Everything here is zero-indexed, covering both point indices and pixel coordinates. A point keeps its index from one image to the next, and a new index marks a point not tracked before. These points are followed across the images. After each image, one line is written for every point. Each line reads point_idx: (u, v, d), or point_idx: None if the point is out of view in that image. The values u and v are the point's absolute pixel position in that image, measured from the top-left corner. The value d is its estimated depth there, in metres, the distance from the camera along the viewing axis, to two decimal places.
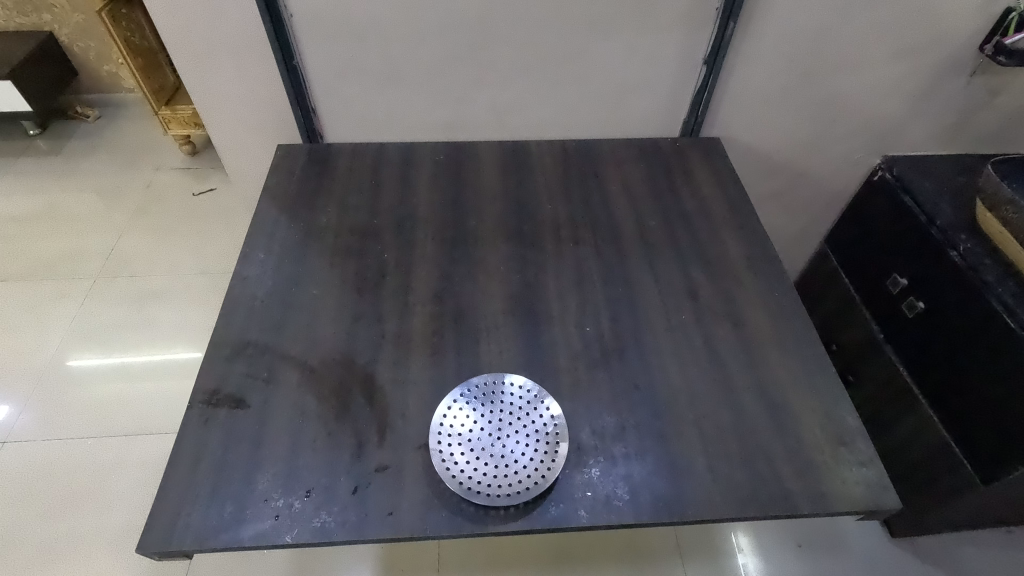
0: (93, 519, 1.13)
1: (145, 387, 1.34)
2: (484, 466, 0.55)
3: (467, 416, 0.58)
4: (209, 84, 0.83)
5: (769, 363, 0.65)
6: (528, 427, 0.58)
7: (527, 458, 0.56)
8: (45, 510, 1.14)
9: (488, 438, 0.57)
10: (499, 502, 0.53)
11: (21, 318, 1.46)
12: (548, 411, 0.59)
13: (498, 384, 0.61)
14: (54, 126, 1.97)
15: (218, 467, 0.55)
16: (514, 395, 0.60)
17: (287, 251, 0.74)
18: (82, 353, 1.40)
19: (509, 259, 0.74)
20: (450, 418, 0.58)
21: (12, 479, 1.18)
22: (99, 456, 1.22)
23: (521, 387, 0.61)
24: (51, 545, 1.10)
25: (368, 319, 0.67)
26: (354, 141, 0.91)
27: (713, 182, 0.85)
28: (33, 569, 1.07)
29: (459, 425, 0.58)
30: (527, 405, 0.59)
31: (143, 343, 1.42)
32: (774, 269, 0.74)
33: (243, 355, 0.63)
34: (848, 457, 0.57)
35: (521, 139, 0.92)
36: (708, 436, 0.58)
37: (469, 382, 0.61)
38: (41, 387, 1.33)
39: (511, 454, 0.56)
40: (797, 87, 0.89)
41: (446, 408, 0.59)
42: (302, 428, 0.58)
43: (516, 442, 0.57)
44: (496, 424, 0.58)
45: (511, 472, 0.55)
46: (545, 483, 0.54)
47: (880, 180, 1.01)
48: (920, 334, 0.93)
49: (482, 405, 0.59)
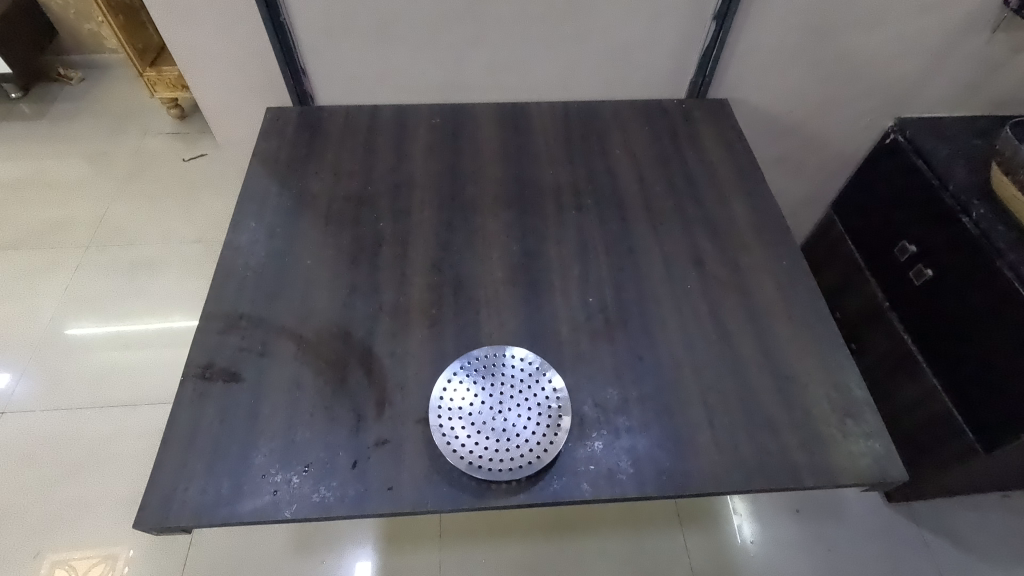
0: (100, 486, 1.14)
1: (146, 356, 1.33)
2: (485, 440, 0.54)
3: (467, 390, 0.57)
4: (192, 43, 0.79)
5: (777, 334, 0.63)
6: (529, 400, 0.57)
7: (529, 431, 0.54)
8: (48, 478, 1.15)
9: (489, 412, 0.56)
10: (501, 476, 0.52)
11: (13, 286, 1.44)
12: (550, 383, 0.57)
13: (499, 357, 0.59)
14: (37, 89, 1.90)
15: (213, 443, 0.54)
16: (515, 367, 0.59)
17: (279, 220, 0.71)
18: (79, 322, 1.39)
19: (509, 227, 0.72)
20: (450, 391, 0.57)
21: (17, 447, 1.19)
22: (98, 426, 1.22)
23: (523, 359, 0.59)
24: (55, 514, 1.11)
25: (364, 290, 0.65)
26: (347, 103, 0.87)
27: (720, 146, 0.82)
28: (38, 537, 1.08)
29: (459, 399, 0.56)
30: (529, 377, 0.58)
31: (138, 311, 1.41)
32: (782, 237, 0.71)
33: (236, 328, 0.61)
34: (855, 429, 0.57)
35: (520, 101, 0.89)
36: (713, 408, 0.57)
37: (469, 355, 0.59)
38: (38, 356, 1.33)
39: (513, 427, 0.55)
40: (811, 44, 0.85)
41: (446, 381, 0.57)
42: (299, 402, 0.57)
43: (518, 415, 0.56)
44: (497, 397, 0.57)
45: (513, 446, 0.54)
46: (547, 457, 0.53)
47: (892, 143, 0.97)
48: (927, 302, 0.92)
49: (483, 377, 0.58)
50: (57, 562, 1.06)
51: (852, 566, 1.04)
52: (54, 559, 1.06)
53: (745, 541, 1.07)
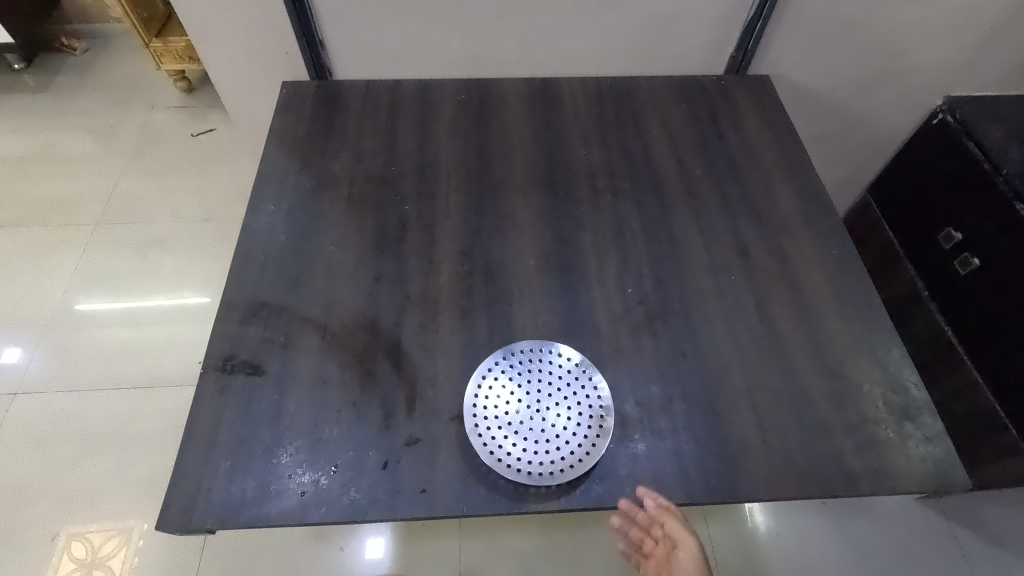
0: (115, 466, 1.13)
1: (159, 333, 1.31)
2: (525, 442, 0.51)
3: (504, 386, 0.54)
4: (204, 13, 0.74)
5: (828, 329, 0.59)
6: (570, 399, 0.53)
7: (571, 433, 0.52)
8: (63, 460, 1.14)
9: (527, 411, 0.53)
10: (541, 481, 0.49)
11: (24, 262, 1.42)
12: (592, 381, 0.54)
13: (537, 352, 0.56)
14: (41, 60, 1.85)
15: (236, 440, 0.51)
16: (554, 363, 0.55)
17: (299, 202, 0.68)
18: (90, 298, 1.36)
19: (541, 211, 0.68)
20: (486, 388, 0.54)
21: (32, 424, 1.18)
22: (114, 409, 1.20)
23: (562, 354, 0.56)
24: (70, 495, 1.10)
25: (390, 278, 0.62)
26: (367, 78, 0.82)
27: (763, 126, 0.77)
28: (54, 517, 1.08)
29: (496, 397, 0.53)
30: (568, 374, 0.55)
31: (151, 289, 1.38)
32: (831, 224, 0.67)
33: (257, 317, 0.58)
34: (914, 432, 0.53)
35: (549, 75, 0.84)
36: (762, 408, 0.54)
37: (504, 349, 0.56)
38: (52, 332, 1.31)
39: (553, 429, 0.52)
40: (861, 17, 0.80)
41: (482, 378, 0.54)
42: (325, 397, 0.54)
43: (558, 415, 0.53)
44: (536, 395, 0.54)
45: (554, 448, 0.51)
46: (590, 460, 0.50)
47: (940, 123, 0.92)
48: (972, 293, 0.87)
49: (521, 373, 0.55)
50: (74, 535, 1.06)
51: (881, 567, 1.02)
52: (70, 531, 1.07)
53: (767, 533, 1.05)
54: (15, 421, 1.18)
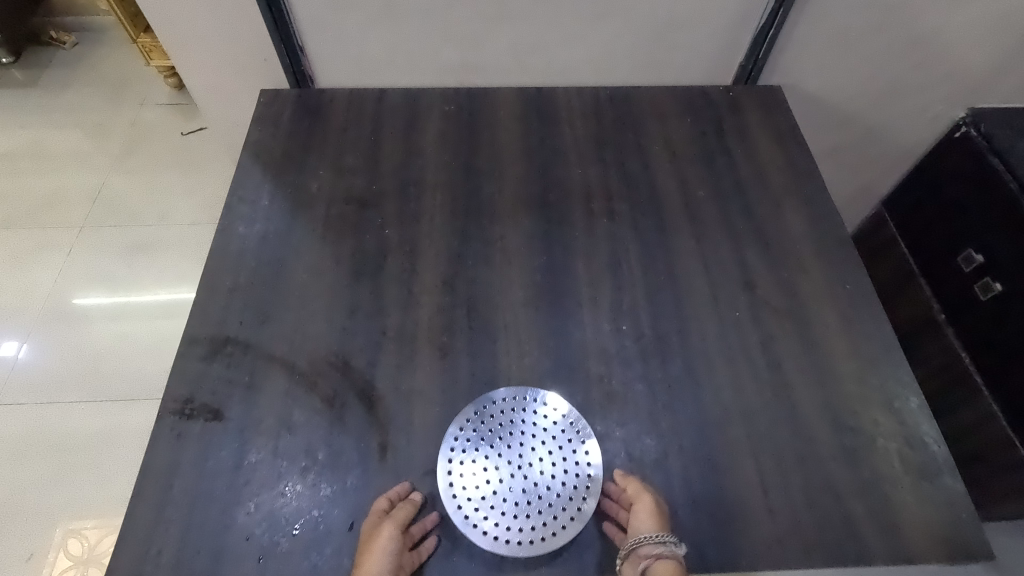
0: (94, 483, 1.11)
1: (155, 329, 1.29)
2: (504, 505, 0.48)
3: (484, 440, 0.50)
4: (175, 17, 0.69)
5: (839, 374, 0.55)
6: (555, 456, 0.50)
7: (554, 496, 0.48)
8: (41, 476, 1.11)
9: (507, 468, 0.49)
10: (520, 551, 0.46)
11: (15, 260, 1.39)
12: (579, 436, 0.51)
13: (521, 402, 0.52)
14: (29, 54, 1.80)
15: (193, 494, 0.48)
16: (539, 415, 0.52)
17: (272, 224, 0.63)
18: (87, 292, 1.34)
19: (531, 237, 0.63)
20: (465, 442, 0.50)
21: (27, 422, 1.16)
22: (93, 423, 1.17)
23: (548, 405, 0.52)
24: (48, 512, 1.07)
25: (366, 311, 0.57)
26: (350, 85, 0.77)
27: (773, 143, 0.71)
28: (32, 533, 1.05)
29: (475, 452, 0.50)
30: (554, 427, 0.51)
31: (141, 291, 1.34)
32: (845, 253, 0.62)
33: (221, 354, 0.54)
34: (933, 495, 0.49)
35: (545, 84, 0.78)
36: (765, 464, 0.50)
37: (485, 396, 0.52)
38: (49, 325, 1.29)
39: (535, 491, 0.48)
40: (881, 25, 0.74)
41: (460, 430, 0.51)
42: (290, 446, 0.50)
43: (541, 474, 0.49)
44: (518, 451, 0.50)
45: (535, 513, 0.47)
46: (574, 528, 0.47)
47: (962, 137, 0.86)
48: (993, 320, 0.82)
49: (502, 426, 0.51)
50: (71, 531, 1.06)
51: None
52: (67, 528, 1.06)
53: None
54: (9, 419, 1.17)
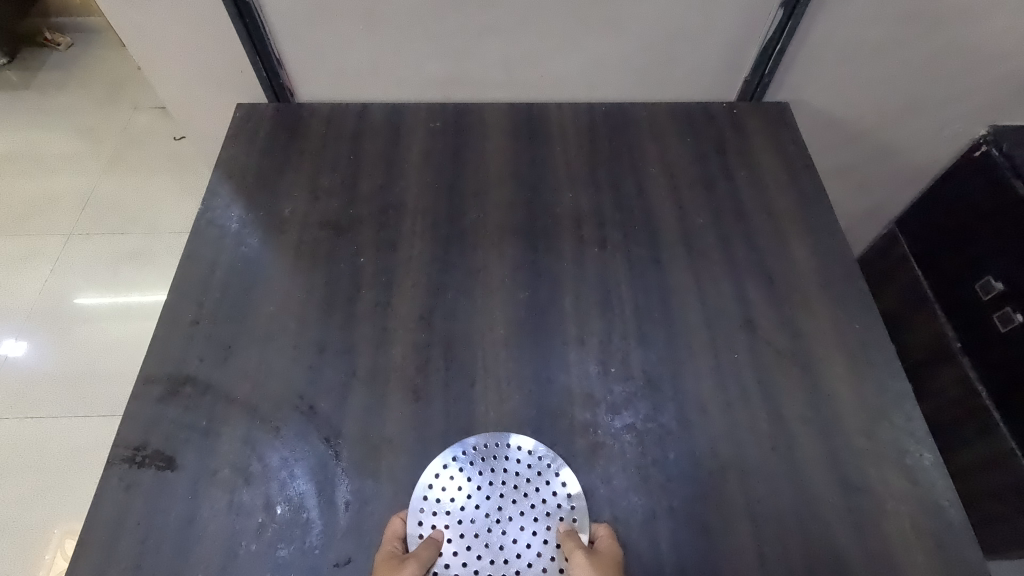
0: (74, 499, 1.07)
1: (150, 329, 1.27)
2: (477, 562, 0.45)
3: (460, 489, 0.48)
4: (146, 28, 0.66)
5: (845, 424, 0.50)
6: (535, 509, 0.47)
7: (532, 554, 0.46)
8: (20, 491, 1.07)
9: (484, 519, 0.47)
10: None
11: (10, 259, 1.37)
12: (563, 487, 0.48)
13: (502, 446, 0.49)
14: (24, 55, 1.78)
15: (139, 553, 0.44)
16: (521, 460, 0.49)
17: (241, 251, 0.59)
18: (87, 292, 1.32)
19: (516, 267, 0.59)
20: (439, 490, 0.47)
21: (19, 428, 1.14)
22: (76, 436, 1.13)
23: (531, 451, 0.49)
24: (26, 528, 1.04)
25: (335, 348, 0.53)
26: (332, 100, 0.74)
27: (778, 166, 0.67)
28: (9, 550, 1.02)
29: (449, 502, 0.47)
30: (536, 476, 0.48)
31: (138, 295, 1.31)
32: (853, 289, 0.57)
33: (178, 395, 0.51)
34: (947, 565, 0.44)
35: (537, 100, 0.74)
36: (762, 527, 0.46)
37: (462, 438, 0.49)
38: (51, 323, 1.27)
39: (513, 547, 0.46)
40: (896, 40, 0.69)
41: (435, 476, 0.48)
42: (247, 499, 0.46)
43: (519, 528, 0.47)
44: (496, 501, 0.48)
45: (511, 573, 0.45)
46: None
47: (982, 156, 0.81)
48: (1014, 353, 0.76)
49: (480, 472, 0.48)
50: (70, 531, 1.04)
51: None
52: (65, 528, 1.04)
53: None
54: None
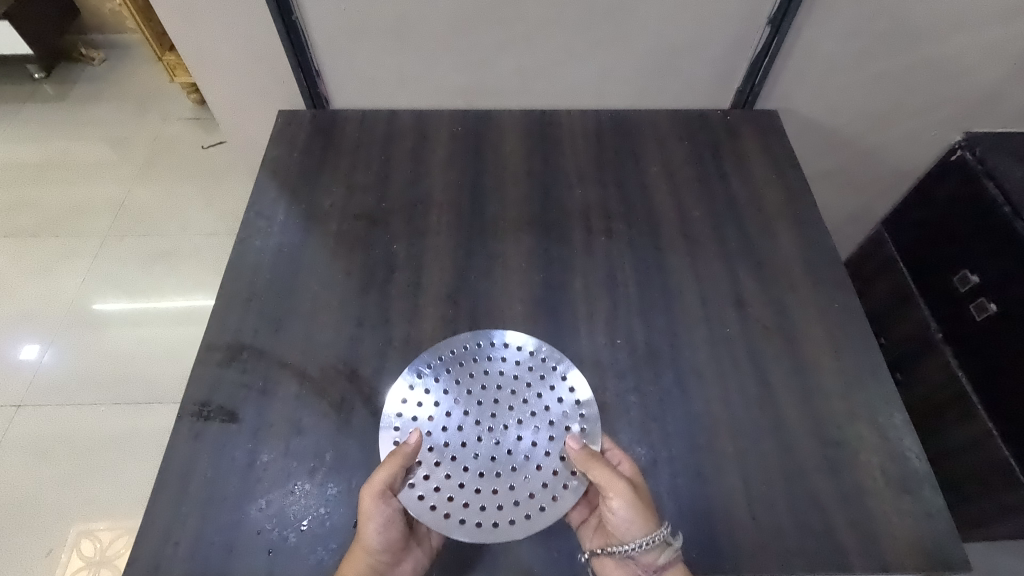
0: (109, 483, 1.14)
1: (174, 335, 1.34)
2: (471, 470, 0.51)
3: (455, 401, 0.54)
4: (201, 43, 0.74)
5: (824, 388, 0.57)
6: (528, 423, 0.53)
7: (525, 465, 0.51)
8: (58, 477, 1.15)
9: (479, 433, 0.53)
10: (484, 520, 0.49)
11: (38, 267, 1.44)
12: (553, 402, 0.54)
13: (495, 363, 0.56)
14: (61, 70, 1.88)
15: (207, 491, 0.51)
16: (514, 377, 0.55)
17: (288, 238, 0.67)
18: (106, 299, 1.39)
19: (532, 253, 0.66)
20: (436, 401, 0.54)
21: (49, 424, 1.21)
22: (110, 425, 1.21)
23: (523, 369, 0.56)
24: (66, 511, 1.11)
25: (373, 322, 0.60)
26: (364, 107, 0.82)
27: (767, 165, 0.74)
28: (53, 529, 1.09)
29: (446, 412, 0.54)
30: (528, 391, 0.55)
31: (165, 292, 1.40)
32: (834, 273, 0.64)
33: (237, 360, 0.58)
34: (912, 507, 0.51)
35: (548, 107, 0.82)
36: (751, 475, 0.52)
37: (462, 360, 0.56)
38: (69, 330, 1.34)
39: (508, 457, 0.52)
40: (873, 54, 0.77)
41: (433, 388, 0.55)
42: (299, 447, 0.53)
43: (512, 441, 0.52)
44: (490, 416, 0.54)
45: (503, 482, 0.51)
46: (553, 511, 0.49)
47: (958, 160, 0.88)
48: (989, 339, 0.83)
49: (475, 387, 0.55)
50: (85, 532, 1.09)
51: None
52: (80, 528, 1.09)
53: None
54: (33, 418, 1.21)
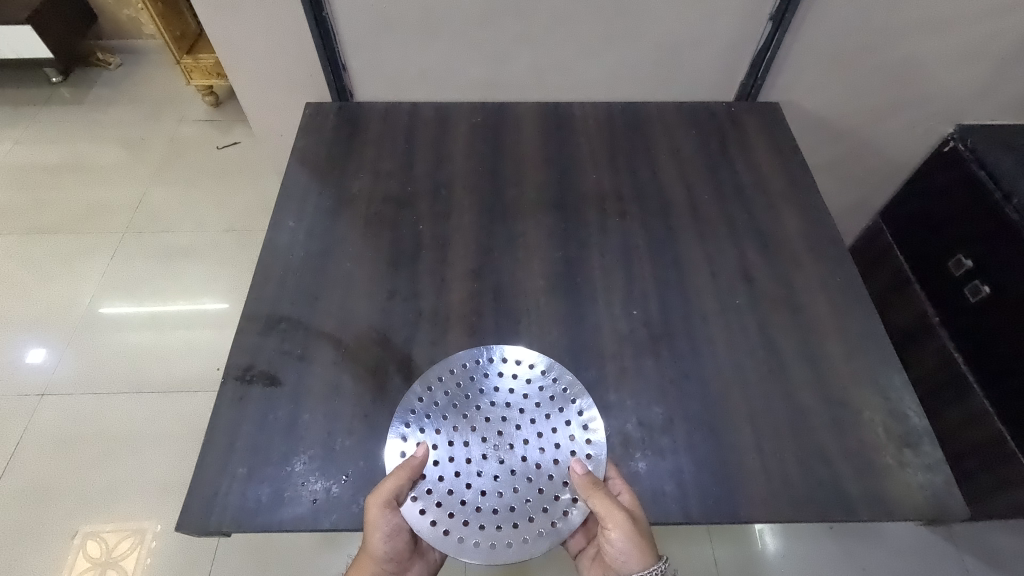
0: (127, 472, 1.18)
1: (187, 334, 1.37)
2: (473, 488, 0.53)
3: (463, 417, 0.55)
4: (235, 38, 0.78)
5: (829, 353, 0.61)
6: (534, 445, 0.55)
7: (527, 488, 0.53)
8: (79, 466, 1.18)
9: (484, 451, 0.54)
10: (482, 539, 0.51)
11: (53, 267, 1.48)
12: (561, 426, 0.55)
13: (506, 380, 0.57)
14: (78, 74, 1.93)
15: (252, 448, 0.54)
16: (524, 397, 0.56)
17: (319, 219, 0.71)
18: (113, 303, 1.42)
19: (551, 232, 0.70)
20: (444, 415, 0.55)
21: (71, 415, 1.24)
22: (130, 415, 1.25)
23: (534, 388, 0.57)
24: (88, 498, 1.15)
25: (403, 295, 0.64)
26: (387, 99, 0.86)
27: (770, 152, 0.78)
28: (75, 516, 1.13)
29: (453, 428, 0.55)
30: (536, 412, 0.56)
31: (178, 293, 1.44)
32: (835, 249, 0.68)
33: (276, 329, 0.61)
34: (913, 460, 0.54)
35: (561, 99, 0.87)
36: (762, 431, 0.56)
37: (473, 375, 0.57)
38: (77, 334, 1.37)
39: (512, 477, 0.53)
40: (869, 49, 0.81)
41: (442, 401, 0.56)
42: (338, 407, 0.56)
43: (517, 462, 0.54)
44: (497, 435, 0.55)
45: (504, 503, 0.52)
46: (550, 537, 0.51)
47: (951, 151, 0.92)
48: (983, 321, 0.87)
49: (484, 404, 0.56)
50: (88, 534, 1.11)
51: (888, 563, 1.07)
52: (86, 531, 1.11)
53: (773, 553, 1.09)
54: (53, 411, 1.25)
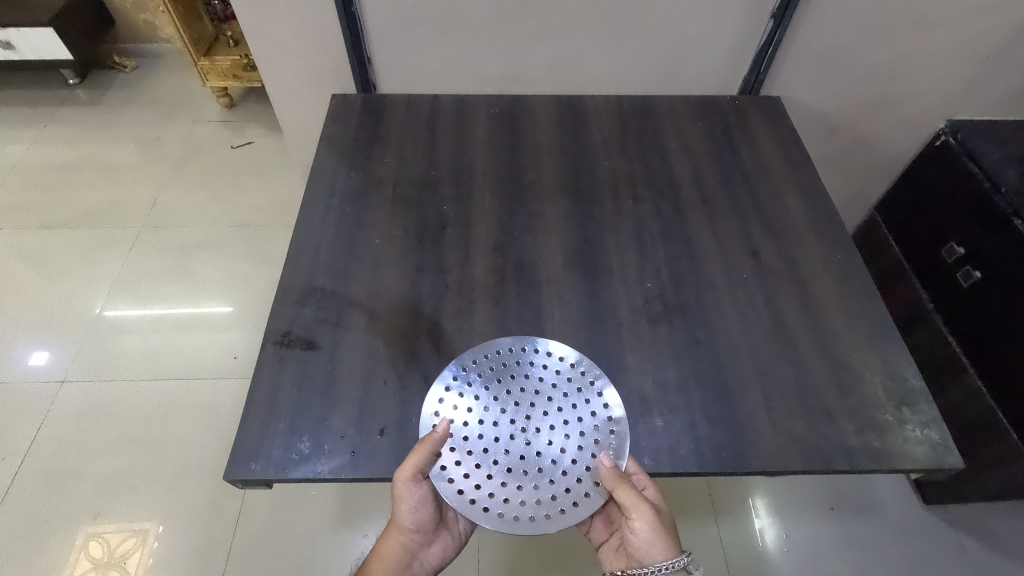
0: (136, 467, 1.20)
1: (196, 332, 1.40)
2: (499, 466, 0.55)
3: (494, 400, 0.58)
4: (268, 32, 0.83)
5: (832, 323, 0.65)
6: (560, 431, 0.57)
7: (550, 470, 0.55)
8: (87, 462, 1.20)
9: (511, 432, 0.57)
10: (504, 512, 0.53)
11: (63, 267, 1.50)
12: (587, 416, 0.57)
13: (536, 368, 0.60)
14: (94, 77, 1.99)
15: (292, 406, 0.57)
16: (553, 386, 0.59)
17: (348, 199, 0.75)
18: (117, 305, 1.44)
19: (568, 213, 0.74)
20: (475, 396, 0.58)
21: (82, 410, 1.27)
22: (138, 411, 1.27)
23: (564, 378, 0.59)
24: (97, 493, 1.16)
25: (430, 269, 0.68)
26: (408, 92, 0.91)
27: (773, 142, 0.83)
28: (84, 510, 1.14)
29: (484, 408, 0.58)
30: (564, 402, 0.58)
31: (186, 292, 1.47)
32: (836, 228, 0.73)
33: (312, 299, 0.65)
34: (911, 417, 0.58)
35: (574, 93, 0.91)
36: (770, 391, 0.59)
37: (505, 362, 0.60)
38: (82, 336, 1.38)
39: (536, 459, 0.56)
40: (864, 46, 0.86)
41: (475, 383, 0.59)
42: (372, 369, 0.60)
43: (541, 446, 0.56)
44: (525, 418, 0.58)
45: (528, 483, 0.55)
46: (570, 515, 0.53)
47: (943, 145, 0.97)
48: (976, 303, 0.91)
49: (515, 390, 0.59)
50: (92, 534, 1.12)
51: (888, 544, 1.10)
52: (89, 531, 1.12)
53: (774, 534, 1.12)
54: (60, 409, 1.27)
